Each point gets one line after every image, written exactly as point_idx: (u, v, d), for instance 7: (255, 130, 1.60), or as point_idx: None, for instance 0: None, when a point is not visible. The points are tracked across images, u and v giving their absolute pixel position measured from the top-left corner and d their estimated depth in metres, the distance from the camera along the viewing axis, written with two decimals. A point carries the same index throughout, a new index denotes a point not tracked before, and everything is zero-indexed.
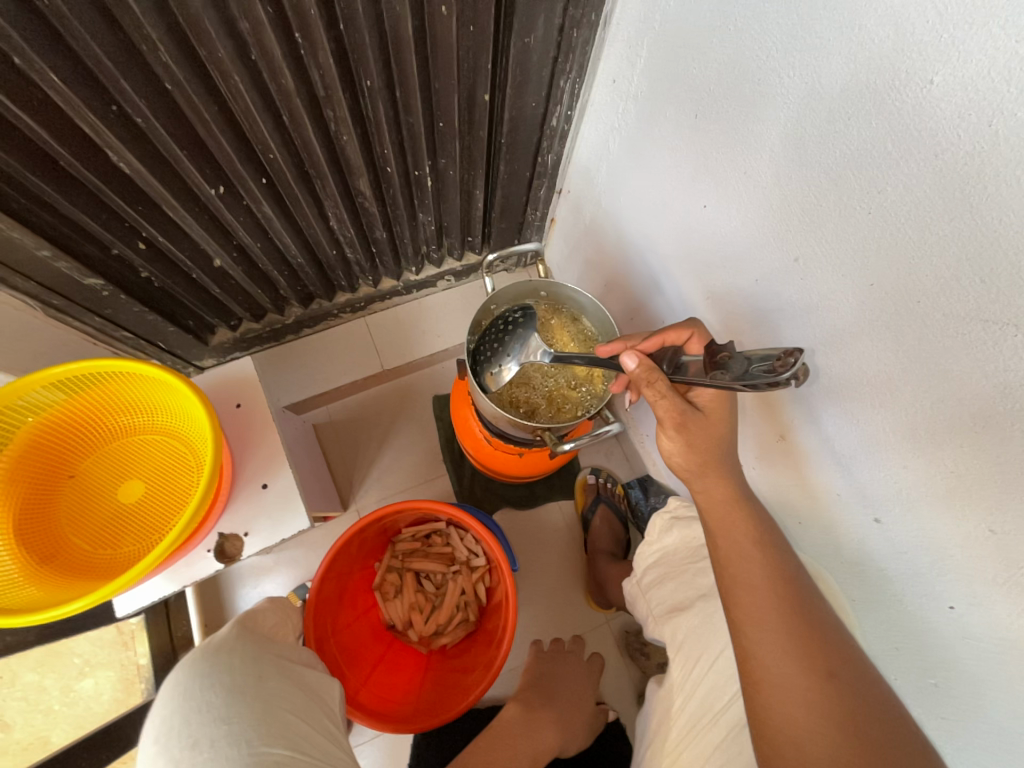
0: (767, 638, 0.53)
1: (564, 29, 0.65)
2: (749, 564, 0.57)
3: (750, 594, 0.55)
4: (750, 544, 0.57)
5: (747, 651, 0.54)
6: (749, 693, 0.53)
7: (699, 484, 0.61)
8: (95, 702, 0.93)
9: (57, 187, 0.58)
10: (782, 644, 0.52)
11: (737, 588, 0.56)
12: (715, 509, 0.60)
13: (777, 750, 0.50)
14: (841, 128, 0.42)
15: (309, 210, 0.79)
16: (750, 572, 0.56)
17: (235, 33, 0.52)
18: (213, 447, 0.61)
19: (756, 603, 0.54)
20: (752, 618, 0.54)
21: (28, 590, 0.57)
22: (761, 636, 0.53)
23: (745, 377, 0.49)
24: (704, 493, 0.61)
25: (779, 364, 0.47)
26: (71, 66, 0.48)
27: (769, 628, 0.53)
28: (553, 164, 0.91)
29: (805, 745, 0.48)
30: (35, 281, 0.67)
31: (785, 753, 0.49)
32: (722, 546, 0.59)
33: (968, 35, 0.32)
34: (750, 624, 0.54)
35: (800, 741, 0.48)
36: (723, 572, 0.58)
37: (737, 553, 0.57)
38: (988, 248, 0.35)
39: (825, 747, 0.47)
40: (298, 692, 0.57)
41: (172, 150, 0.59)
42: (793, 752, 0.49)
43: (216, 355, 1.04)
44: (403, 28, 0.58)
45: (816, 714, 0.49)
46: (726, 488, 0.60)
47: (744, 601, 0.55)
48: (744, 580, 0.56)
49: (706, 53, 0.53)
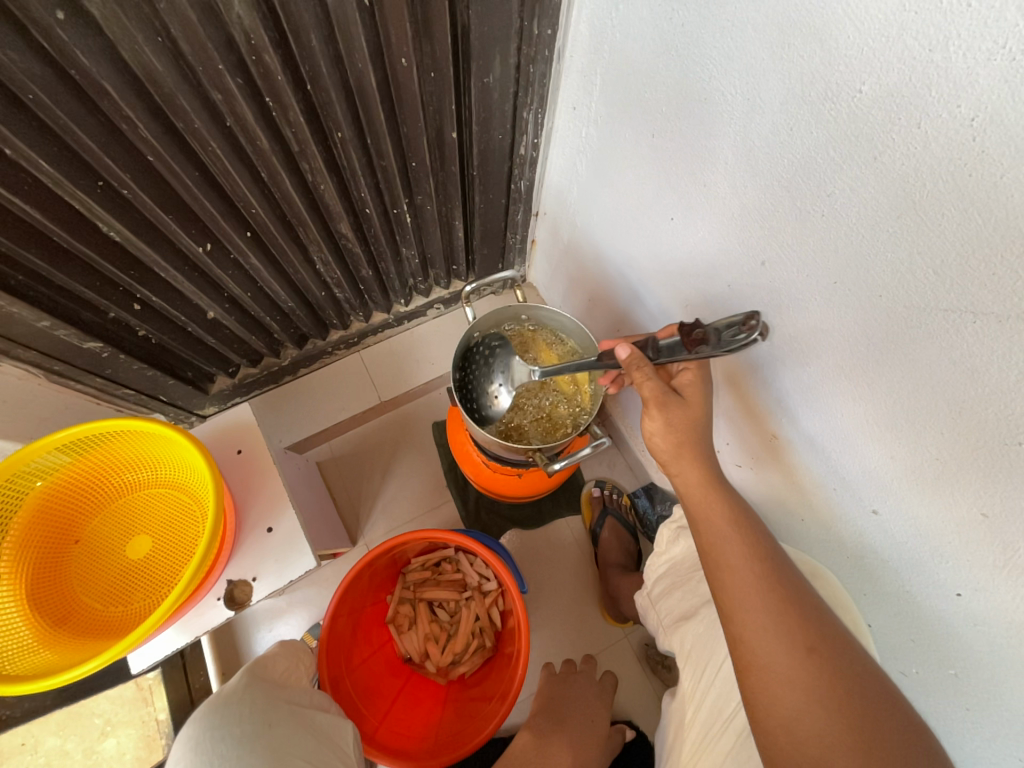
0: (750, 620, 0.52)
1: (521, 66, 0.68)
2: (732, 548, 0.56)
3: (729, 576, 0.55)
4: (735, 539, 0.56)
5: (735, 637, 0.53)
6: (738, 678, 0.53)
7: (675, 468, 0.61)
8: (118, 763, 0.92)
9: (52, 261, 0.61)
10: (764, 624, 0.52)
11: (718, 572, 0.56)
12: (693, 493, 0.59)
13: (771, 738, 0.49)
14: (785, 138, 0.44)
15: (295, 257, 0.82)
16: (729, 553, 0.56)
17: (210, 103, 0.56)
18: (215, 496, 0.62)
19: (738, 586, 0.54)
20: (737, 602, 0.53)
21: (42, 655, 0.57)
22: (745, 619, 0.53)
23: (723, 346, 0.51)
24: (681, 476, 0.60)
25: (747, 331, 0.50)
26: (58, 150, 0.52)
27: (752, 611, 0.52)
28: (527, 189, 0.93)
29: (795, 727, 0.48)
30: (37, 350, 0.70)
31: (779, 740, 0.48)
32: (703, 532, 0.58)
33: (886, 46, 0.34)
34: (743, 621, 0.53)
35: (789, 724, 0.48)
36: (708, 558, 0.57)
37: (725, 542, 0.56)
38: (936, 241, 0.36)
39: (817, 729, 0.47)
40: (310, 737, 0.57)
41: (159, 215, 0.62)
42: (786, 738, 0.48)
43: (217, 403, 1.07)
44: (367, 82, 0.61)
45: (802, 694, 0.48)
46: (700, 472, 0.59)
47: (731, 588, 0.54)
48: (726, 564, 0.55)
49: (654, 77, 0.55)
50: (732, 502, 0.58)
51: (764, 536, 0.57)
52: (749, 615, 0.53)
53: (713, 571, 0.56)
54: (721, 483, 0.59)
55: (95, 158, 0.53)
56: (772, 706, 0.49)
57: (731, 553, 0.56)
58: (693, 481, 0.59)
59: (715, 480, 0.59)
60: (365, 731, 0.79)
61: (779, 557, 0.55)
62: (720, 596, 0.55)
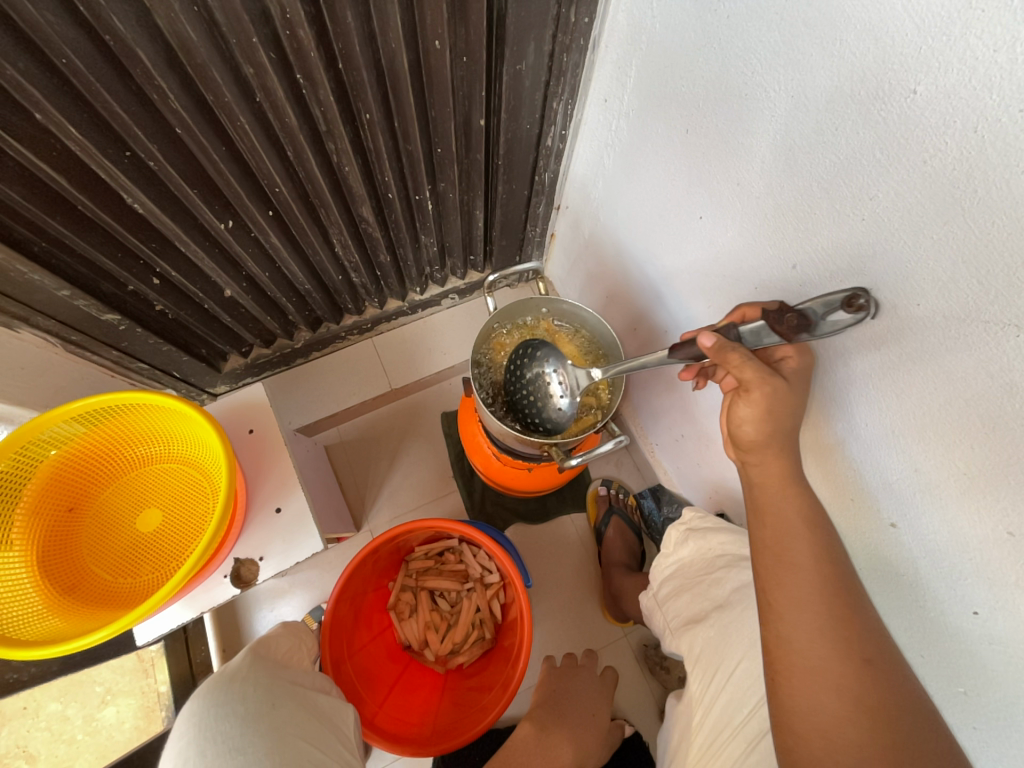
0: (806, 620, 0.51)
1: (554, 54, 0.67)
2: (782, 552, 0.53)
3: (792, 573, 0.52)
4: (785, 545, 0.53)
5: (782, 636, 0.52)
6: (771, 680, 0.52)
7: (754, 458, 0.56)
8: (118, 731, 0.93)
9: (74, 230, 0.60)
10: (822, 628, 0.50)
11: (779, 567, 0.53)
12: (769, 486, 0.55)
13: (803, 740, 0.49)
14: (828, 138, 0.43)
15: (315, 238, 0.81)
16: (798, 551, 0.53)
17: (240, 77, 0.55)
18: (227, 473, 0.62)
19: (801, 584, 0.52)
20: (792, 601, 0.51)
21: (51, 621, 0.58)
22: (800, 619, 0.51)
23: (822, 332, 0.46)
24: (759, 468, 0.56)
25: (851, 316, 0.43)
26: (87, 117, 0.51)
27: (808, 614, 0.51)
28: (550, 181, 0.92)
29: (832, 733, 0.48)
30: (55, 318, 0.70)
31: (812, 743, 0.49)
32: (771, 525, 0.55)
33: (947, 45, 0.33)
34: (781, 620, 0.52)
35: (827, 730, 0.48)
36: (768, 551, 0.54)
37: (795, 540, 0.53)
38: (984, 250, 0.35)
39: (854, 738, 0.47)
40: (312, 719, 0.57)
41: (183, 189, 0.62)
42: (821, 742, 0.48)
43: (228, 382, 1.07)
44: (399, 62, 0.60)
45: (846, 701, 0.48)
46: (783, 466, 0.55)
47: (790, 584, 0.52)
48: (789, 559, 0.53)
49: (693, 70, 0.54)
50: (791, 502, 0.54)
51: (835, 537, 0.54)
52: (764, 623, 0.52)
53: (772, 564, 0.54)
54: (800, 480, 0.55)
55: (124, 127, 0.53)
56: (812, 710, 0.49)
57: (799, 551, 0.53)
58: (773, 473, 0.55)
59: (793, 476, 0.55)
60: (364, 715, 0.79)
61: (847, 568, 0.53)
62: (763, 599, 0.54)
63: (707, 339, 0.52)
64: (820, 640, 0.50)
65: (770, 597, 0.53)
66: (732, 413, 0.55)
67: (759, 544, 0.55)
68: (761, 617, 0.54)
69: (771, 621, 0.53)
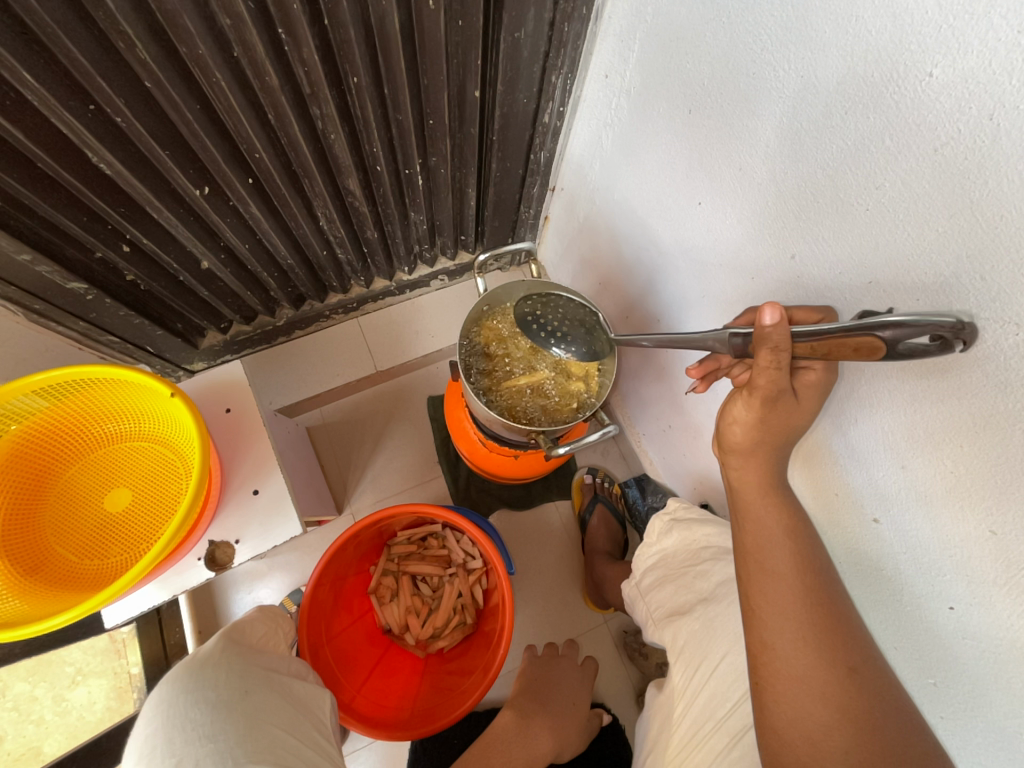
0: (788, 629, 0.51)
1: (554, 24, 0.63)
2: (775, 558, 0.54)
3: (773, 582, 0.53)
4: (774, 548, 0.54)
5: (766, 641, 0.52)
6: (760, 682, 0.53)
7: (736, 462, 0.56)
8: (88, 712, 0.91)
9: (35, 188, 0.56)
10: (807, 636, 0.51)
11: (758, 572, 0.54)
12: (750, 486, 0.56)
13: (789, 745, 0.49)
14: (836, 123, 0.41)
15: (298, 210, 0.77)
16: (778, 561, 0.53)
17: (216, 28, 0.51)
18: (201, 453, 0.60)
19: (790, 590, 0.52)
20: (772, 608, 0.52)
21: (12, 603, 0.55)
22: (782, 627, 0.52)
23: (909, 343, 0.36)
24: (740, 471, 0.56)
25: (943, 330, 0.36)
26: (47, 66, 0.47)
27: (791, 622, 0.51)
28: (546, 160, 0.89)
29: (817, 739, 0.48)
30: (17, 285, 0.66)
31: (798, 748, 0.49)
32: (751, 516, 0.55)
33: (968, 25, 0.31)
34: (763, 617, 0.53)
35: (813, 737, 0.48)
36: (751, 557, 0.55)
37: (784, 546, 0.54)
38: (988, 246, 0.34)
39: (841, 746, 0.47)
40: (287, 706, 0.56)
41: (154, 150, 0.58)
42: (807, 748, 0.48)
43: (207, 359, 1.03)
44: (389, 23, 0.56)
45: (826, 710, 0.48)
46: (752, 473, 0.55)
47: (769, 593, 0.53)
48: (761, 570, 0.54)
49: (699, 47, 0.52)
50: (770, 507, 0.55)
51: (795, 537, 0.54)
52: (763, 626, 0.53)
53: (750, 572, 0.55)
54: (755, 483, 0.56)
55: (86, 77, 0.49)
56: (799, 717, 0.49)
57: (770, 561, 0.54)
58: (753, 476, 0.55)
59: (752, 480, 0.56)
60: (342, 699, 0.79)
61: (809, 567, 0.53)
62: (753, 599, 0.54)
63: (770, 315, 0.42)
64: (802, 639, 0.50)
65: (751, 600, 0.54)
66: (727, 411, 0.54)
67: (742, 549, 0.56)
68: (747, 623, 0.55)
69: (754, 626, 0.54)
